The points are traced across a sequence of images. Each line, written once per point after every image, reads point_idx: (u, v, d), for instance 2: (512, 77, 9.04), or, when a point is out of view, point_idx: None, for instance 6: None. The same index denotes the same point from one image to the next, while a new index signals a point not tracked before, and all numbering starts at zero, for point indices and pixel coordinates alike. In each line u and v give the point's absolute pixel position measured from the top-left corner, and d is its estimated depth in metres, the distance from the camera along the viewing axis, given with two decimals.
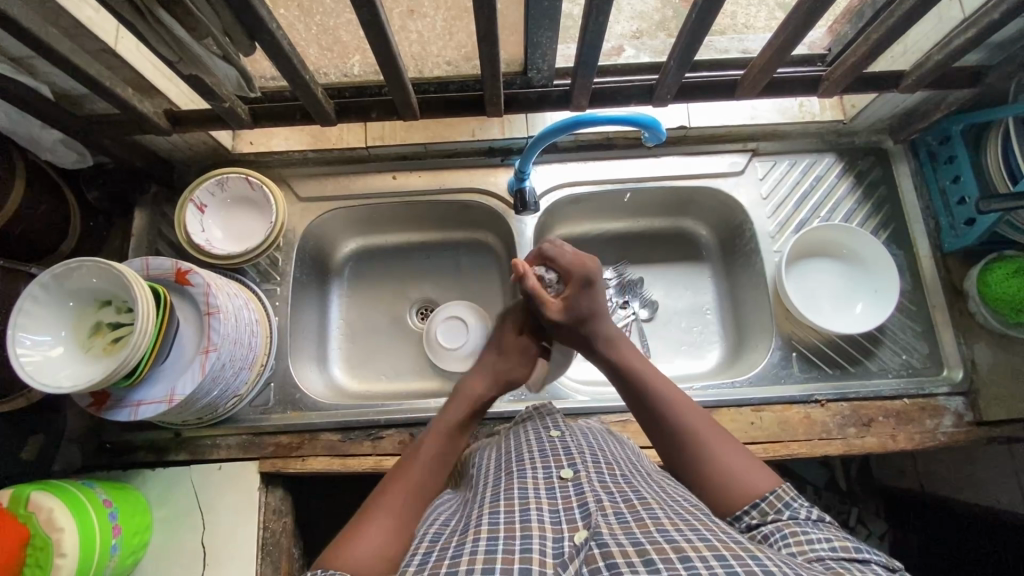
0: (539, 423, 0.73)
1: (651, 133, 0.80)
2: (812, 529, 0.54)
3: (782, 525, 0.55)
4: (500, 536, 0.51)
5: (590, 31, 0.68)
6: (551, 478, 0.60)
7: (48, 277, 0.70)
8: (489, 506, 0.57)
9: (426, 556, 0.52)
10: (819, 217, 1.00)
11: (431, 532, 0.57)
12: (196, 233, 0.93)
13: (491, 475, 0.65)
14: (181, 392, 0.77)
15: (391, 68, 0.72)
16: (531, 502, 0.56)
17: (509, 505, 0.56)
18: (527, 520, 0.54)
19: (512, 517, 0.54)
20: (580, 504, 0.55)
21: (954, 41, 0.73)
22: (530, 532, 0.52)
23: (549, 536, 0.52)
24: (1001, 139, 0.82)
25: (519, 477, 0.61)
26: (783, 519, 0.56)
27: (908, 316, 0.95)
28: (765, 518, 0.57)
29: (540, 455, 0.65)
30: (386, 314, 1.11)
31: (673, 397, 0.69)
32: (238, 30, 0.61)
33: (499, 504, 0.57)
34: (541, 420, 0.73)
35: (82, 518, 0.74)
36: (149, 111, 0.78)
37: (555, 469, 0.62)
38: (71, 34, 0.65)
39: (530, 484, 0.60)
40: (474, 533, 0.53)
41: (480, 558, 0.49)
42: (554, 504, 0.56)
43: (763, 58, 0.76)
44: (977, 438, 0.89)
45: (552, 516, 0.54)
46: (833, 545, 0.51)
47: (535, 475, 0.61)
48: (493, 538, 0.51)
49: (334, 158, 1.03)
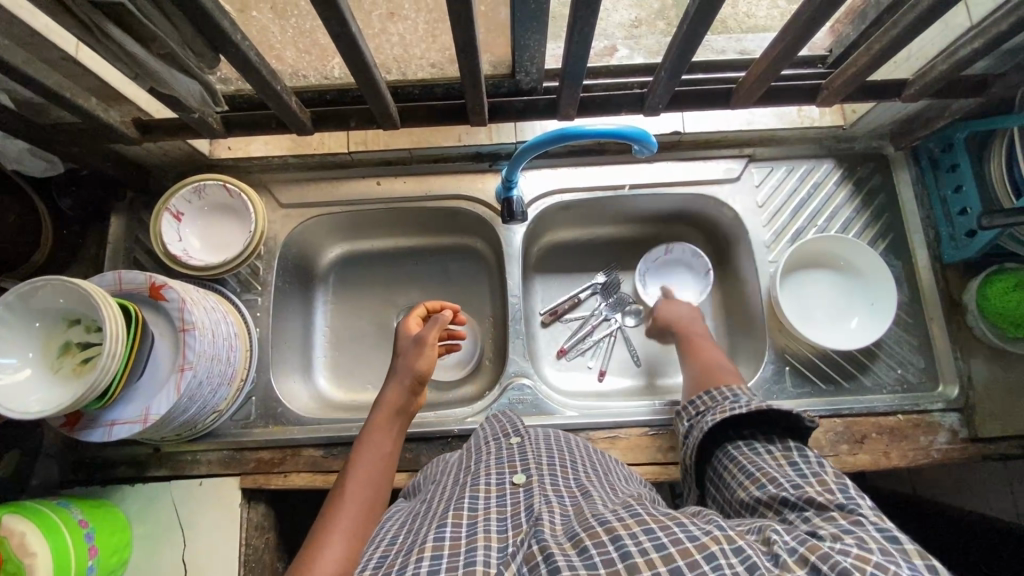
0: (496, 433, 0.72)
1: (641, 145, 0.76)
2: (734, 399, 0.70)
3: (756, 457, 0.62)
4: (445, 552, 0.48)
5: (576, 40, 0.65)
6: (504, 485, 0.58)
7: (13, 295, 0.68)
8: (438, 520, 0.53)
9: None
10: (815, 226, 0.97)
11: (376, 557, 0.52)
12: (173, 243, 0.90)
13: (447, 488, 0.63)
14: (157, 411, 0.75)
15: (367, 77, 0.68)
16: (481, 513, 0.53)
17: (457, 517, 0.52)
18: (474, 533, 0.50)
19: (458, 531, 0.50)
20: (527, 508, 0.53)
21: (960, 50, 0.70)
22: (475, 544, 0.49)
23: (494, 545, 0.49)
24: (1004, 150, 0.80)
25: (472, 485, 0.58)
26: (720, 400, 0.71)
27: (904, 330, 0.93)
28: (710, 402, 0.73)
29: (497, 462, 0.63)
30: (373, 321, 1.08)
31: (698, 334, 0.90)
32: (200, 41, 0.57)
33: (447, 517, 0.53)
34: (498, 428, 0.73)
35: (55, 539, 0.73)
36: (117, 120, 0.75)
37: (508, 475, 0.59)
38: (27, 44, 0.62)
39: (483, 491, 0.56)
40: (418, 550, 0.49)
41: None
42: (501, 512, 0.53)
43: (760, 65, 0.73)
44: (972, 455, 0.87)
45: (499, 524, 0.52)
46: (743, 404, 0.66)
47: (488, 481, 0.58)
48: (437, 556, 0.47)
49: (316, 163, 1.00)
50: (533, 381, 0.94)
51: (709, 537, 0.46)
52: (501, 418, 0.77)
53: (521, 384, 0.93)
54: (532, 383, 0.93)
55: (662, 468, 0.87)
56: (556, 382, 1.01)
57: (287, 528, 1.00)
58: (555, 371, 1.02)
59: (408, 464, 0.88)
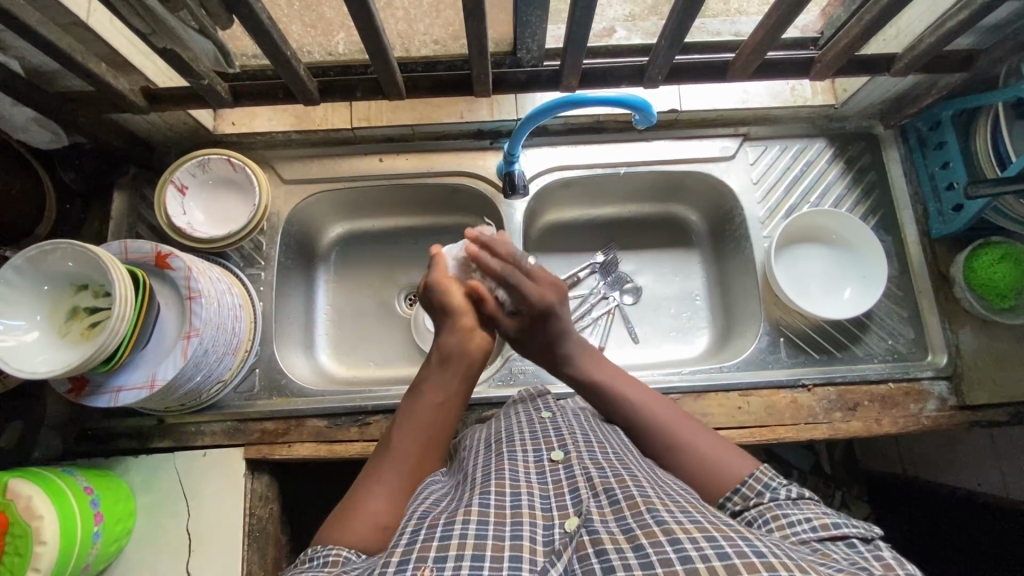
0: (530, 407, 0.73)
1: (642, 115, 0.79)
2: (792, 509, 0.55)
3: (763, 508, 0.56)
4: (489, 520, 0.50)
5: (579, 9, 0.66)
6: (542, 462, 0.60)
7: (22, 259, 0.68)
8: (480, 486, 0.56)
9: (414, 534, 0.50)
10: (808, 202, 0.99)
11: (419, 511, 0.55)
12: (177, 215, 0.90)
13: (480, 454, 0.65)
14: (163, 376, 0.75)
15: (376, 44, 0.70)
16: (521, 487, 0.55)
17: (498, 485, 0.55)
18: (518, 506, 0.52)
19: (502, 500, 0.53)
20: (571, 489, 0.55)
21: (946, 23, 0.73)
22: (520, 519, 0.51)
23: (540, 523, 0.51)
24: (990, 125, 0.82)
25: (510, 459, 0.60)
26: (764, 503, 0.56)
27: (895, 302, 0.96)
28: (747, 503, 0.58)
29: (531, 437, 0.64)
30: (373, 299, 1.09)
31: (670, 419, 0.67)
32: (214, 2, 0.59)
33: (489, 485, 0.55)
34: (531, 403, 0.74)
35: (62, 503, 0.73)
36: (125, 88, 0.76)
37: (546, 452, 0.61)
38: (39, 5, 0.63)
39: (521, 466, 0.59)
40: (463, 511, 0.51)
41: (469, 543, 0.47)
42: (544, 489, 0.56)
43: (754, 38, 0.75)
44: (960, 421, 0.90)
45: (543, 501, 0.54)
46: (813, 525, 0.52)
47: (525, 458, 0.60)
48: (482, 521, 0.49)
49: (319, 139, 1.01)
50: None
51: (783, 560, 0.43)
52: (530, 391, 0.79)
53: (522, 355, 0.95)
54: None
55: None
56: None
57: (288, 502, 1.01)
58: None
59: None
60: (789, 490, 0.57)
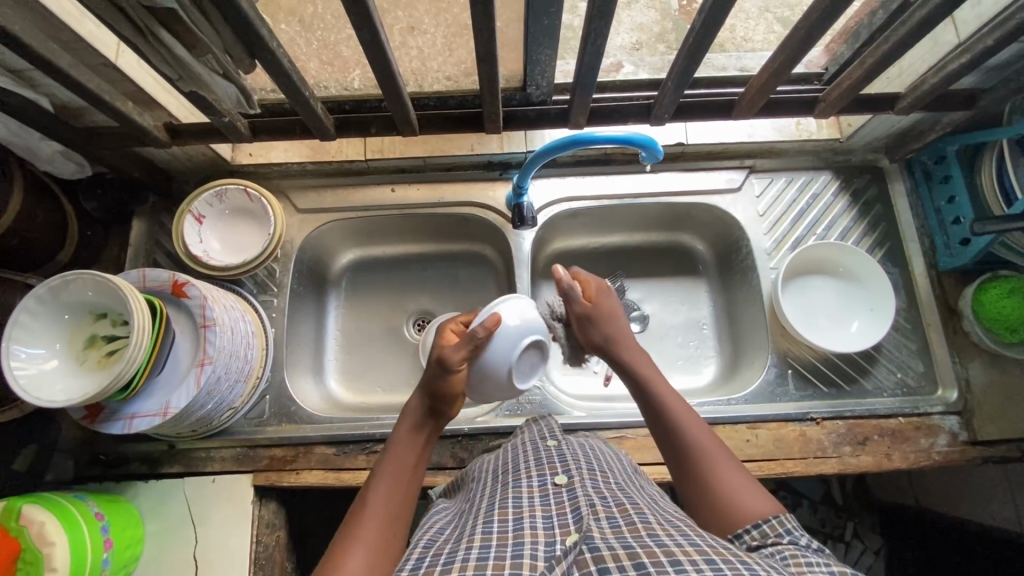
0: (536, 434, 0.74)
1: (648, 152, 0.80)
2: (813, 555, 0.50)
3: (781, 546, 0.51)
4: (492, 543, 0.50)
5: (588, 51, 0.68)
6: (546, 486, 0.59)
7: (44, 289, 0.70)
8: (484, 515, 0.56)
9: (419, 561, 0.52)
10: (815, 235, 1.00)
11: (426, 539, 0.57)
12: (193, 243, 0.92)
13: (488, 485, 0.65)
14: (176, 405, 0.76)
15: (391, 85, 0.72)
16: (525, 511, 0.55)
17: (504, 513, 0.55)
18: (520, 528, 0.52)
19: (505, 526, 0.53)
20: (573, 509, 0.54)
21: (948, 65, 0.74)
22: (522, 539, 0.50)
23: (541, 540, 0.51)
24: (995, 161, 0.83)
25: (514, 486, 0.60)
26: (783, 542, 0.52)
27: (903, 335, 0.96)
28: (766, 540, 0.54)
29: (536, 464, 0.64)
30: (382, 325, 1.10)
31: (706, 439, 0.66)
32: (237, 47, 0.62)
33: (494, 514, 0.56)
34: (538, 431, 0.74)
35: (72, 530, 0.74)
36: (149, 124, 0.79)
37: (550, 477, 0.61)
38: (72, 48, 0.66)
39: (525, 492, 0.59)
40: (467, 539, 0.52)
41: (471, 563, 0.48)
42: (546, 510, 0.55)
43: (760, 78, 0.77)
44: (971, 457, 0.89)
45: (545, 521, 0.53)
46: (832, 569, 0.46)
47: (529, 483, 0.60)
48: (485, 545, 0.50)
49: (333, 170, 1.04)
50: (541, 382, 0.96)
51: None
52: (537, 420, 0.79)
53: (529, 385, 0.95)
54: (541, 384, 0.95)
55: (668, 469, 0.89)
56: (562, 385, 1.04)
57: (294, 526, 1.01)
58: (561, 374, 1.04)
59: None
60: (810, 542, 0.54)
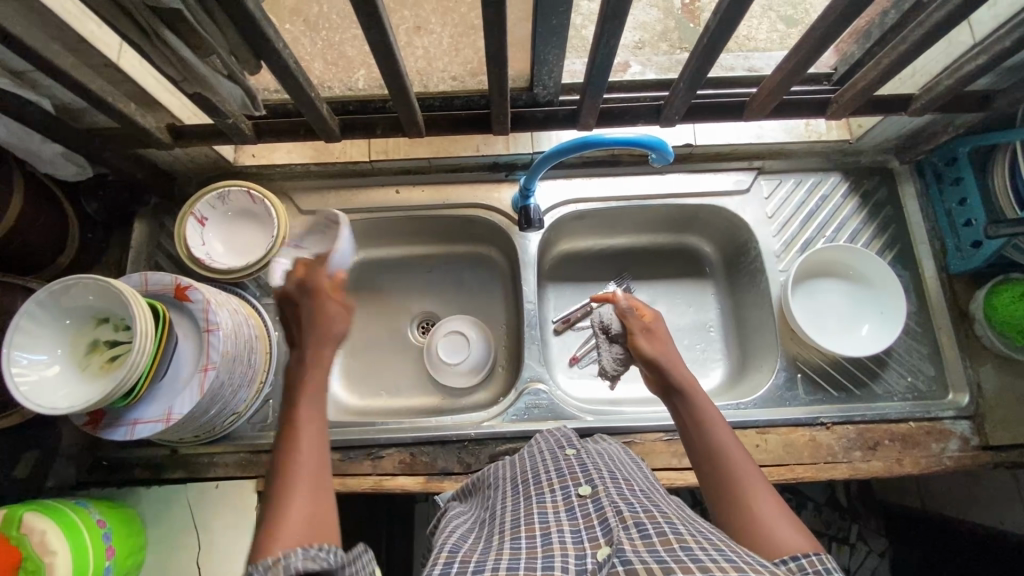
0: (554, 442, 0.73)
1: (658, 154, 0.79)
2: None
3: None
4: (522, 558, 0.50)
5: (600, 53, 0.67)
6: (569, 499, 0.58)
7: (44, 294, 0.69)
8: (510, 533, 0.55)
9: (446, 567, 0.51)
10: (824, 237, 0.99)
11: (450, 544, 0.56)
12: (196, 246, 0.91)
13: (509, 495, 0.64)
14: (179, 411, 0.75)
15: (398, 86, 0.71)
16: (551, 526, 0.54)
17: (529, 530, 0.55)
18: (548, 543, 0.52)
19: (532, 542, 0.52)
20: (600, 520, 0.53)
21: (964, 66, 0.73)
22: (552, 553, 0.50)
23: (570, 554, 0.50)
24: (1008, 163, 0.82)
25: (537, 501, 0.59)
26: None
27: (914, 338, 0.95)
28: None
29: (557, 475, 0.63)
30: (386, 328, 1.09)
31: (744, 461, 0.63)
32: (243, 48, 0.61)
33: (519, 531, 0.55)
34: (556, 440, 0.73)
35: (74, 538, 0.73)
36: (152, 125, 0.78)
37: (573, 488, 0.60)
38: (73, 49, 0.65)
39: (549, 507, 0.58)
40: (495, 553, 0.52)
41: (501, 574, 0.47)
42: (574, 524, 0.54)
43: (772, 79, 0.76)
44: (983, 463, 0.88)
45: (573, 535, 0.52)
46: None
47: (553, 498, 0.59)
48: (515, 559, 0.50)
49: (337, 171, 1.02)
50: (548, 386, 0.95)
51: None
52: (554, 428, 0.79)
53: (535, 389, 0.94)
54: (548, 388, 0.94)
55: (677, 474, 0.88)
56: (568, 388, 1.02)
57: None
58: (568, 377, 1.03)
59: (425, 468, 0.90)
60: None
